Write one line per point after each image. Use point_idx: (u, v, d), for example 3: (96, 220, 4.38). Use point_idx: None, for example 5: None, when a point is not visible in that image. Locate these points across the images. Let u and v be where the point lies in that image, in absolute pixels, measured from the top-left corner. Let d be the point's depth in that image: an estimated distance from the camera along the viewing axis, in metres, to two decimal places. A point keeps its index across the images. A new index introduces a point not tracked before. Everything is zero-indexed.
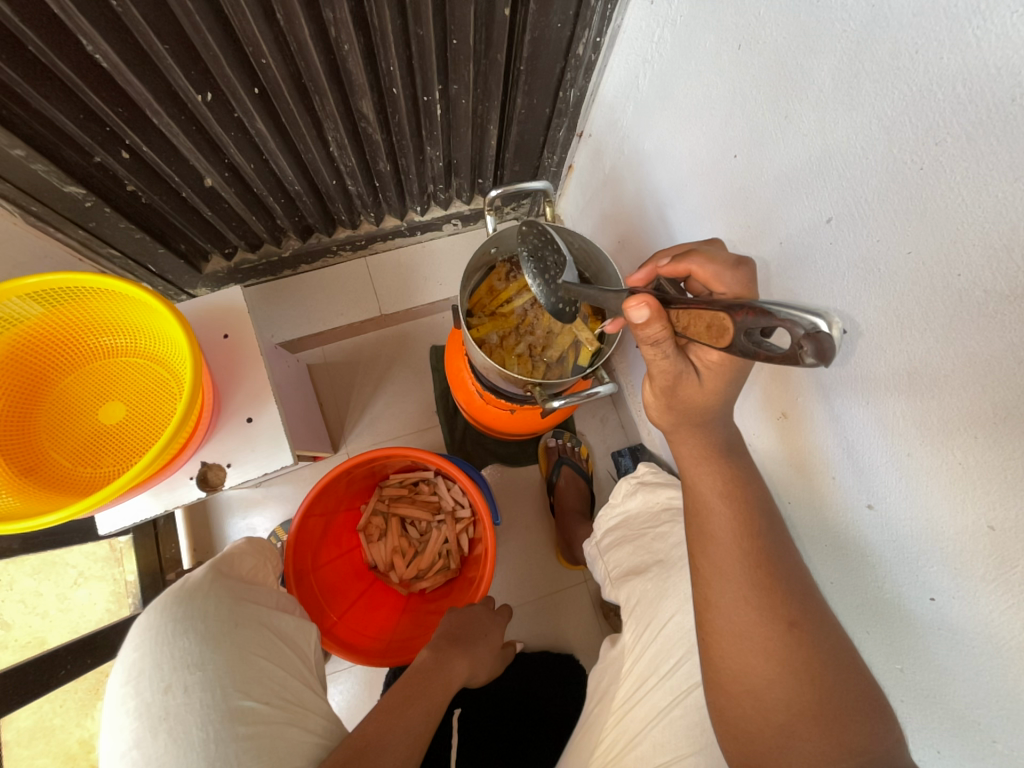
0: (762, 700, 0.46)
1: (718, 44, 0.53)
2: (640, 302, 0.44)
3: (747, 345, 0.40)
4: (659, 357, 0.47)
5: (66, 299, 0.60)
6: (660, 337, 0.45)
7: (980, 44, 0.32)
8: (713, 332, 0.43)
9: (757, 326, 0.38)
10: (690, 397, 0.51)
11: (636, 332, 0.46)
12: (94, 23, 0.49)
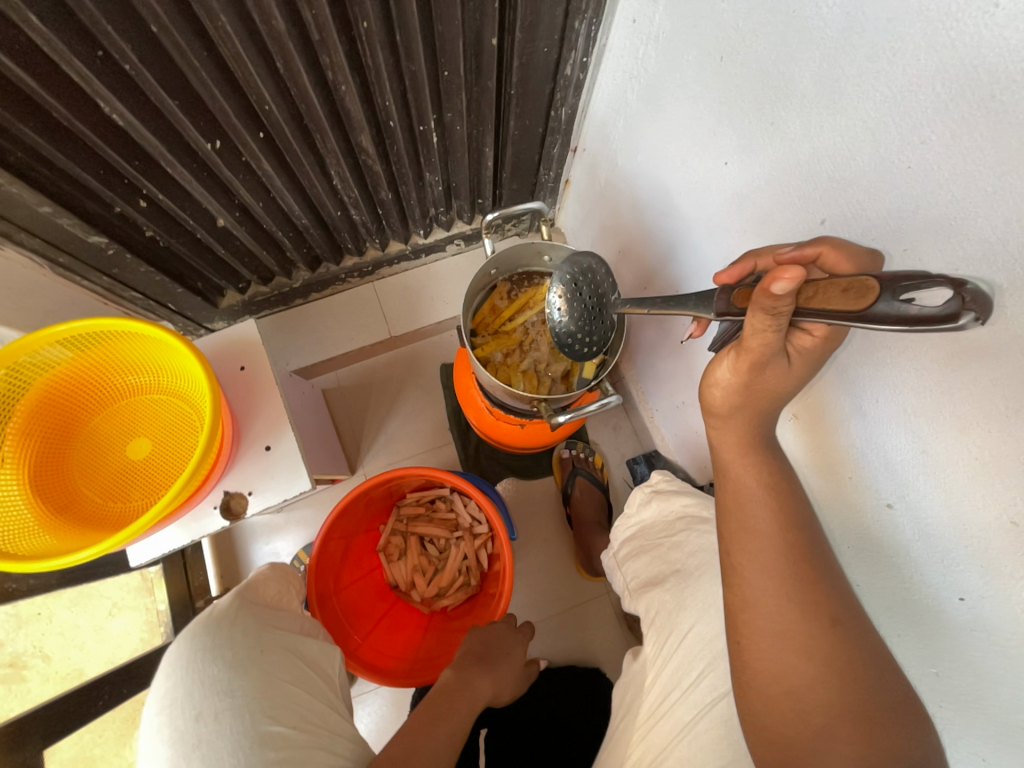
0: (802, 702, 0.44)
1: (700, 57, 0.55)
2: (791, 268, 0.36)
3: (892, 305, 0.34)
4: (767, 330, 0.42)
5: (93, 343, 0.64)
6: (779, 306, 0.39)
7: (955, 44, 0.32)
8: (849, 295, 0.36)
9: (910, 282, 0.34)
10: (771, 383, 0.48)
11: (756, 296, 0.40)
12: (109, 86, 0.53)
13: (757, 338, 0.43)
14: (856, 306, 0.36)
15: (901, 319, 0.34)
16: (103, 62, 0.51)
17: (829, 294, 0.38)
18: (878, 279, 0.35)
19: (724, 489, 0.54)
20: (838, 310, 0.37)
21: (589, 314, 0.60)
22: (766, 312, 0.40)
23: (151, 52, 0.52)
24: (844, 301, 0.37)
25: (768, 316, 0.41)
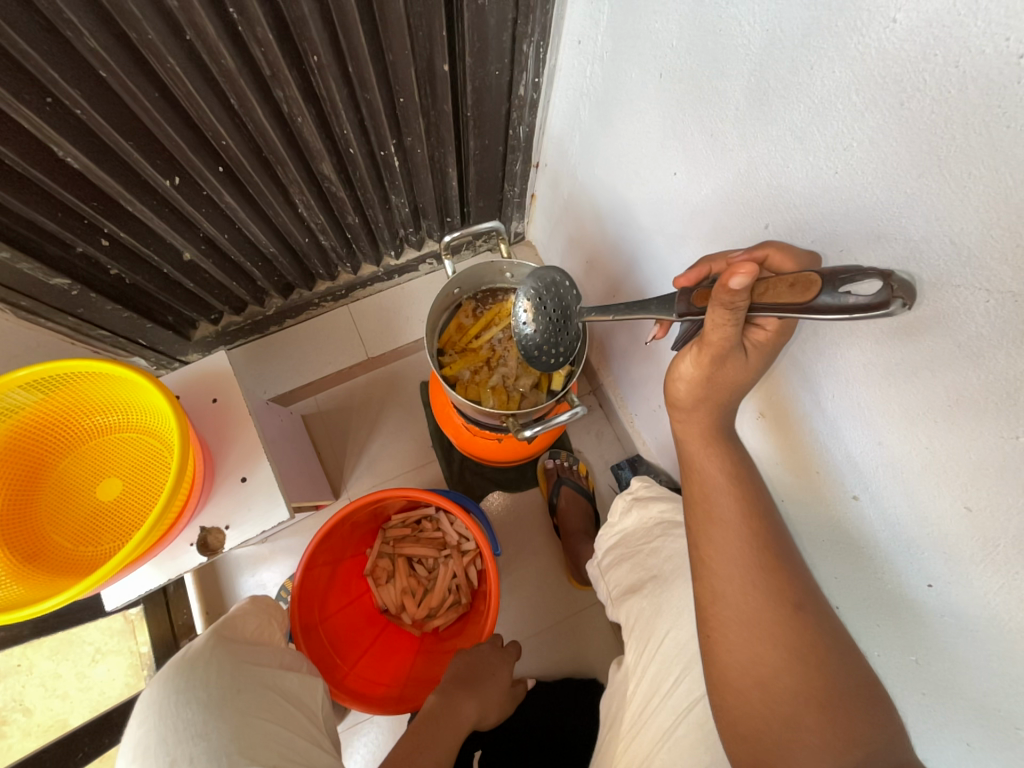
0: (769, 690, 0.46)
1: (643, 75, 0.57)
2: (744, 264, 0.37)
3: (834, 297, 0.35)
4: (727, 324, 0.43)
5: (57, 385, 0.63)
6: (737, 300, 0.40)
7: (863, 56, 0.34)
8: (795, 290, 0.37)
9: (846, 276, 0.35)
10: (731, 376, 0.49)
11: (716, 289, 0.40)
12: (60, 131, 0.53)
13: (717, 332, 0.44)
14: (802, 299, 0.37)
15: (842, 310, 0.35)
16: (52, 109, 0.52)
17: (778, 290, 0.39)
18: (820, 275, 0.37)
19: (690, 483, 0.56)
20: (787, 304, 0.38)
21: (554, 323, 0.61)
22: (726, 306, 0.41)
23: (101, 95, 0.53)
24: (791, 296, 0.38)
25: (727, 311, 0.42)
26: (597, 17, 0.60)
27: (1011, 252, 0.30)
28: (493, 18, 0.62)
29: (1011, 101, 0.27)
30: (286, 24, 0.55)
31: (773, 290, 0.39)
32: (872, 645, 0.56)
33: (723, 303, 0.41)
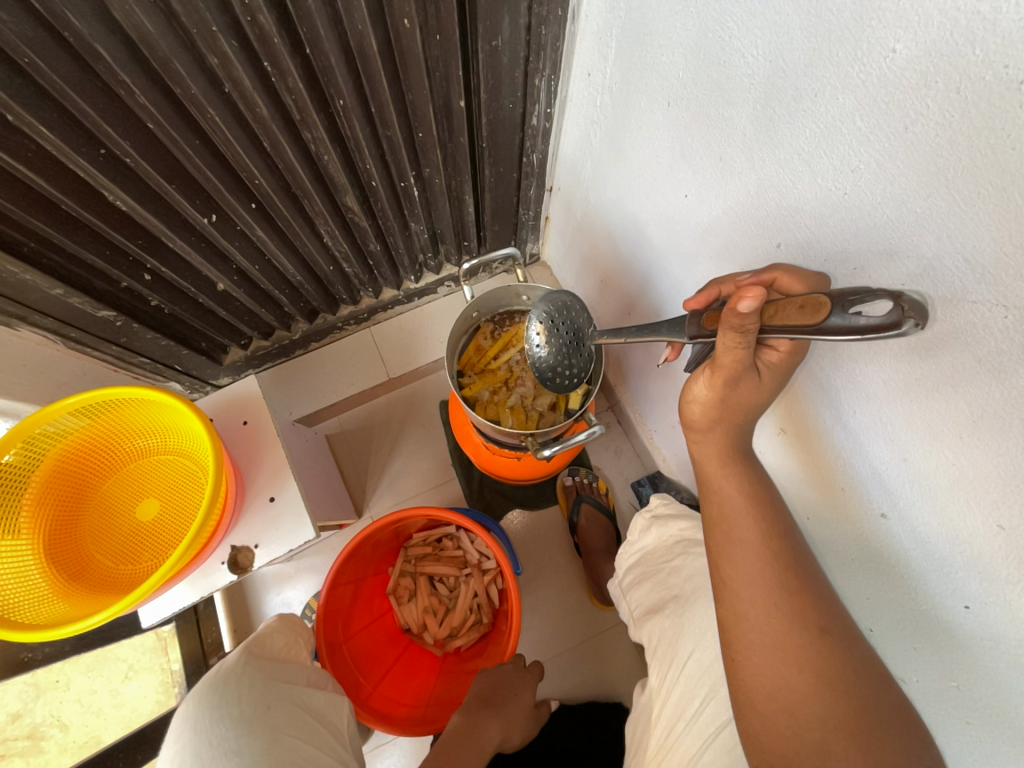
0: (797, 716, 0.45)
1: (651, 103, 0.59)
2: (751, 288, 0.39)
3: (845, 318, 0.36)
4: (738, 347, 0.44)
5: (103, 411, 0.67)
6: (747, 323, 0.41)
7: (866, 84, 0.35)
8: (805, 311, 0.38)
9: (856, 297, 0.36)
10: (745, 395, 0.50)
11: (725, 314, 0.41)
12: (112, 178, 0.58)
13: (729, 354, 0.45)
14: (812, 320, 0.37)
15: (852, 331, 0.35)
16: (105, 158, 0.57)
17: (787, 311, 0.39)
18: (829, 296, 0.37)
19: (709, 502, 0.55)
20: (797, 325, 0.38)
21: (568, 346, 0.62)
22: (736, 330, 0.42)
23: (147, 144, 0.57)
24: (801, 317, 0.38)
25: (738, 334, 0.42)
26: (605, 51, 0.63)
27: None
28: (506, 55, 0.65)
29: (1014, 126, 0.28)
30: (315, 73, 0.59)
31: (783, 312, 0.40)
32: (909, 669, 0.54)
33: (736, 326, 0.42)
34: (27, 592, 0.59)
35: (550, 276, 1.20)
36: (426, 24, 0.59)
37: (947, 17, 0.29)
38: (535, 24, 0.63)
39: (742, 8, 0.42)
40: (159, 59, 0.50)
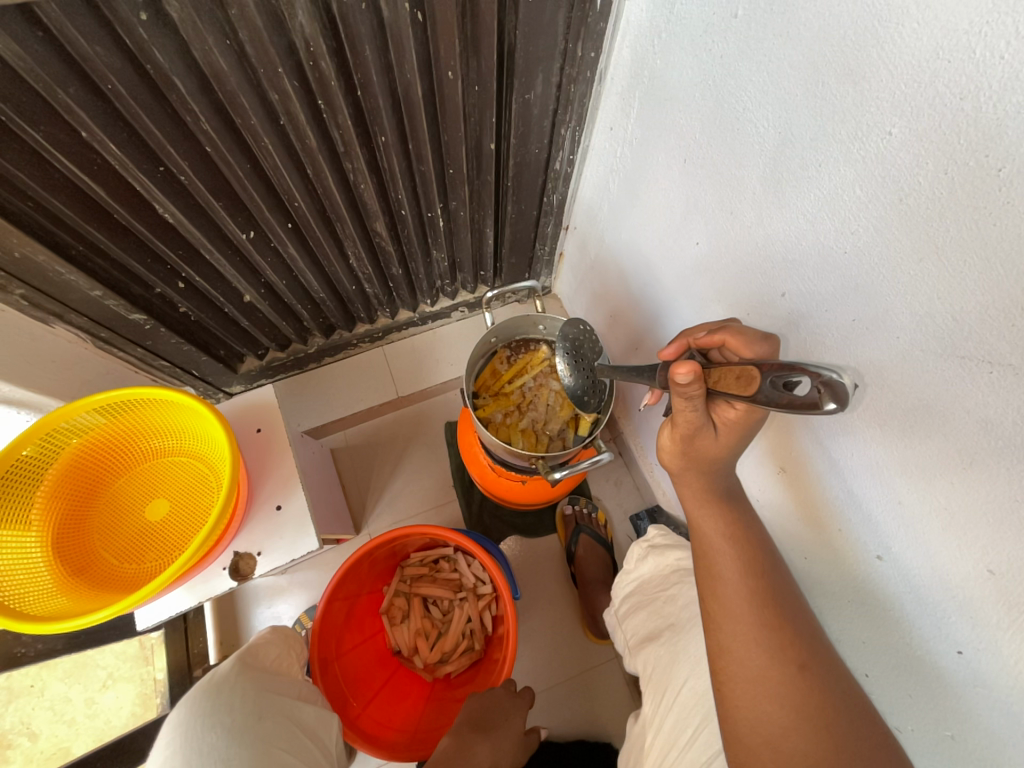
0: (780, 750, 0.45)
1: (668, 159, 0.64)
2: (686, 361, 0.46)
3: (771, 392, 0.43)
4: (689, 409, 0.50)
5: (125, 410, 0.68)
6: (692, 392, 0.48)
7: (865, 159, 0.40)
8: (740, 381, 0.46)
9: (782, 375, 0.42)
10: (705, 448, 0.54)
11: (671, 385, 0.49)
12: (165, 192, 0.62)
13: (682, 414, 0.51)
14: (746, 390, 0.45)
15: (779, 402, 0.42)
16: (162, 176, 0.61)
17: (728, 379, 0.47)
18: (758, 370, 0.44)
19: (694, 541, 0.57)
20: (735, 392, 0.47)
21: (588, 376, 0.66)
22: (683, 398, 0.49)
23: (202, 165, 0.62)
24: (737, 387, 0.46)
25: (687, 400, 0.49)
26: (628, 111, 0.69)
27: (1006, 332, 0.34)
28: (537, 107, 0.71)
29: (995, 205, 0.32)
30: (362, 113, 0.65)
31: (724, 379, 0.48)
32: (904, 717, 0.54)
33: (684, 393, 0.48)
34: (30, 584, 0.60)
35: (561, 308, 1.25)
36: (467, 77, 0.65)
37: (935, 110, 0.34)
38: (565, 82, 0.69)
39: (756, 87, 0.47)
40: (227, 92, 0.55)
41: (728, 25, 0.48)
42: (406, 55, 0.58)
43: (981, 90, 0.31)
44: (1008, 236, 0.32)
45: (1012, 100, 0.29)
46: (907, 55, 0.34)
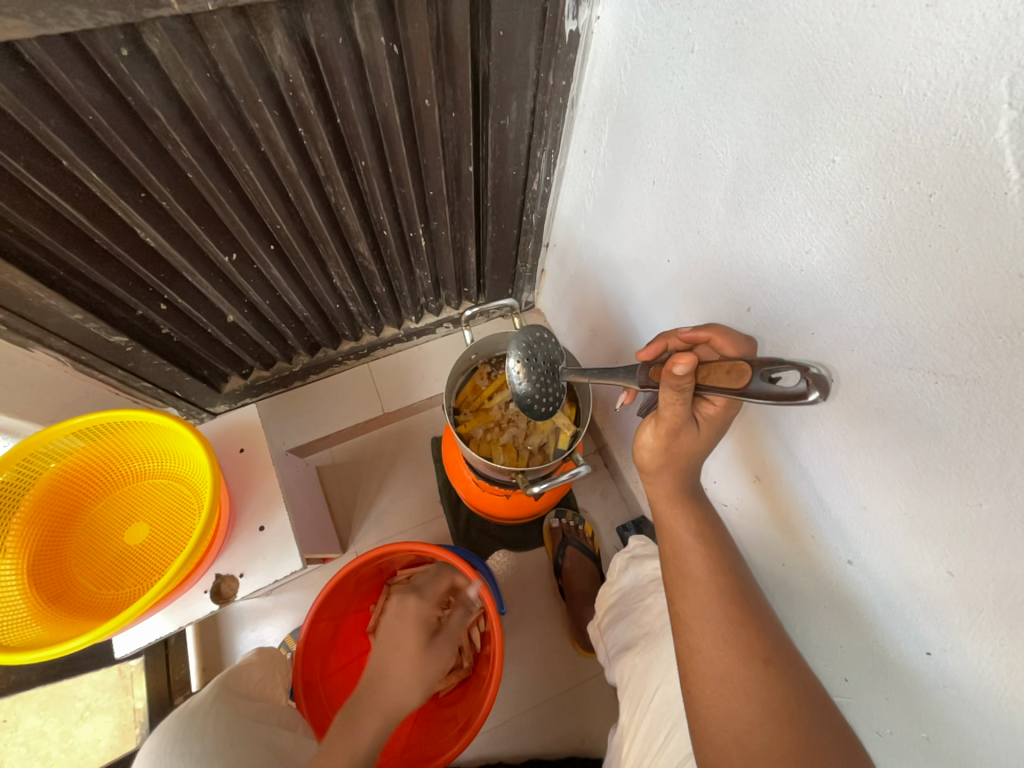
0: (747, 747, 0.46)
1: (639, 182, 0.67)
2: (685, 354, 0.46)
3: (763, 386, 0.43)
4: (677, 403, 0.50)
5: (104, 433, 0.68)
6: (684, 383, 0.48)
7: (814, 183, 0.42)
8: (732, 375, 0.46)
9: (771, 368, 0.43)
10: (686, 445, 0.55)
11: (663, 376, 0.48)
12: (147, 217, 0.63)
13: (669, 408, 0.51)
14: (737, 384, 0.45)
15: (768, 394, 0.43)
16: (144, 201, 0.62)
17: (717, 373, 0.47)
18: (750, 365, 0.45)
19: (665, 541, 0.59)
20: (725, 385, 0.46)
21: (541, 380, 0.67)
22: (675, 390, 0.49)
23: (184, 190, 0.63)
24: (727, 382, 0.46)
25: (676, 392, 0.49)
26: (599, 134, 0.71)
27: (947, 344, 0.36)
28: (512, 132, 0.73)
29: (930, 227, 0.34)
30: (343, 139, 0.66)
31: (712, 372, 0.47)
32: (884, 721, 0.55)
33: (676, 384, 0.48)
34: (4, 613, 0.59)
35: (545, 323, 1.27)
36: (443, 105, 0.67)
37: (872, 140, 0.36)
38: (539, 108, 0.72)
39: (714, 116, 0.50)
40: (207, 121, 0.56)
41: (686, 59, 0.50)
42: (384, 84, 0.60)
43: (910, 123, 0.33)
44: (942, 255, 0.34)
45: (938, 132, 0.32)
46: (844, 89, 0.37)
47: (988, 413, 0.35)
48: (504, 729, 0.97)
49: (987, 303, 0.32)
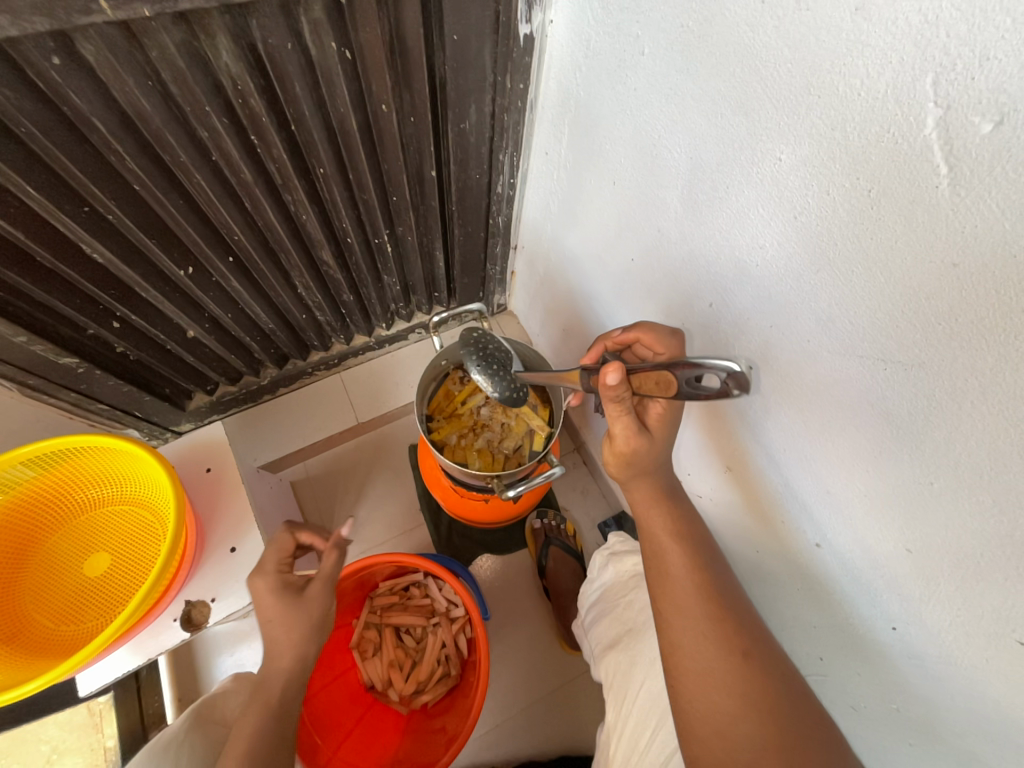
0: (728, 739, 0.47)
1: (599, 181, 0.67)
2: (611, 364, 0.49)
3: (689, 391, 0.45)
4: (621, 414, 0.53)
5: (56, 461, 0.64)
6: (621, 395, 0.52)
7: (764, 181, 0.43)
8: (660, 386, 0.48)
9: (692, 373, 0.44)
10: (648, 449, 0.56)
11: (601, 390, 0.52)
12: (92, 232, 0.60)
13: (617, 421, 0.54)
14: (669, 393, 0.48)
15: (699, 395, 0.45)
16: (88, 215, 0.59)
17: (648, 383, 0.50)
18: (671, 375, 0.46)
19: (643, 540, 0.59)
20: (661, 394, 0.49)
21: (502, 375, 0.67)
22: (616, 403, 0.52)
23: (131, 203, 0.60)
24: (658, 391, 0.49)
25: (618, 404, 0.53)
26: (560, 136, 0.72)
27: (893, 332, 0.37)
28: (473, 135, 0.73)
29: (870, 220, 0.36)
30: (299, 146, 0.65)
31: (644, 382, 0.50)
32: (857, 696, 0.57)
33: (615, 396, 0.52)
34: None
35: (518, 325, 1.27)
36: (401, 109, 0.66)
37: (815, 138, 0.37)
38: (498, 112, 0.72)
39: (666, 118, 0.51)
40: (152, 131, 0.54)
41: (637, 61, 0.51)
42: (338, 90, 0.59)
43: (847, 121, 0.35)
44: (883, 247, 0.36)
45: (873, 130, 0.33)
46: (786, 90, 0.38)
47: (933, 395, 0.36)
48: (495, 734, 0.97)
49: (926, 290, 0.34)
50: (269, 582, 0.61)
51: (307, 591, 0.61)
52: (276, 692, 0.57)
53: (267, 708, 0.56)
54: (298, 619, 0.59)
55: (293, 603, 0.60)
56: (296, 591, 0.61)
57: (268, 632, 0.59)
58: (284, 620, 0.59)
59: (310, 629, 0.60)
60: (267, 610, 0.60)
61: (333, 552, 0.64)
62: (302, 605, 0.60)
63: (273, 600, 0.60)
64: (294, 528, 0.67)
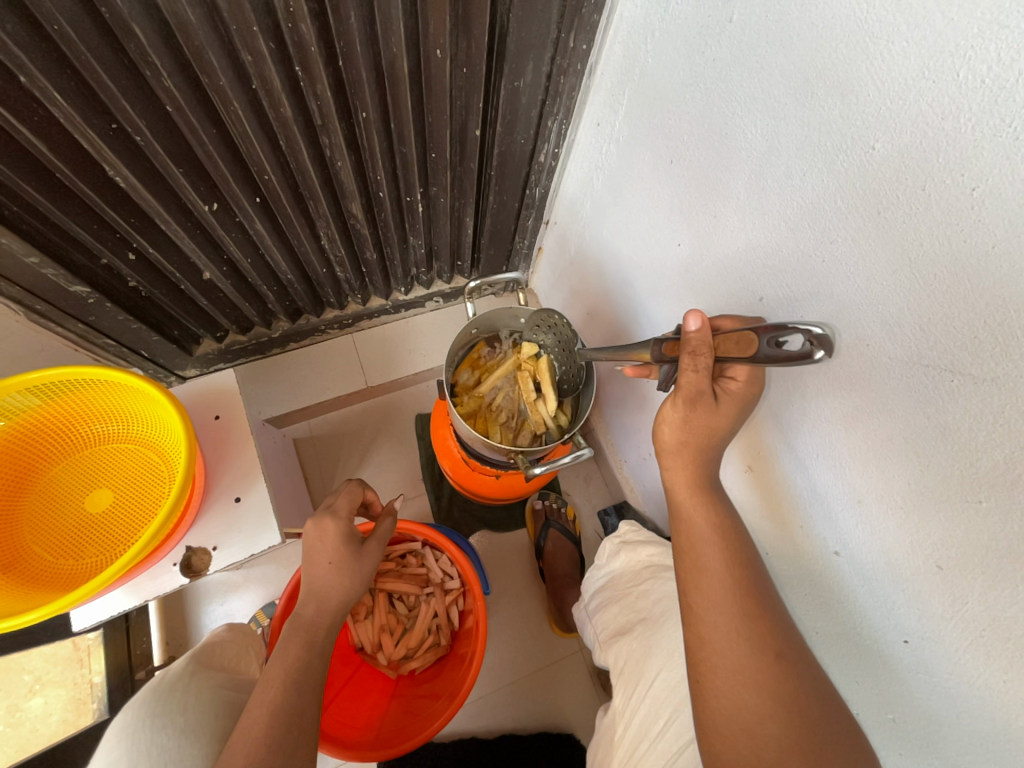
0: (755, 737, 0.47)
1: (654, 159, 0.65)
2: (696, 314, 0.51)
3: (768, 351, 0.45)
4: (695, 369, 0.51)
5: (63, 391, 0.62)
6: (699, 348, 0.51)
7: (847, 171, 0.41)
8: (739, 345, 0.48)
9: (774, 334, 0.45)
10: (707, 421, 0.53)
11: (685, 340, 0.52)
12: (118, 154, 0.56)
13: (685, 376, 0.52)
14: (746, 352, 0.47)
15: (776, 357, 0.45)
16: (115, 134, 0.55)
17: (728, 344, 0.50)
18: (754, 335, 0.46)
19: (680, 529, 0.57)
20: (736, 355, 0.49)
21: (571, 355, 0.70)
22: (694, 354, 0.51)
23: (162, 126, 0.57)
24: (736, 351, 0.48)
25: (693, 359, 0.51)
26: (616, 107, 0.68)
27: (969, 343, 0.36)
28: (525, 96, 0.70)
29: (967, 223, 0.34)
30: (343, 84, 0.61)
31: (724, 345, 0.50)
32: (853, 701, 0.58)
33: (689, 350, 0.51)
34: None
35: (538, 305, 1.25)
36: (455, 56, 0.62)
37: (918, 128, 0.35)
38: (555, 73, 0.69)
39: (745, 93, 0.48)
40: (193, 48, 0.50)
41: (722, 28, 0.48)
42: (393, 26, 0.55)
43: (961, 112, 0.32)
44: (976, 252, 0.34)
45: (989, 124, 0.31)
46: (895, 72, 0.35)
47: (1001, 414, 0.35)
48: (481, 705, 0.99)
49: (1016, 302, 0.32)
50: (341, 525, 0.62)
51: (368, 545, 0.63)
52: (319, 632, 0.57)
53: (310, 646, 0.56)
54: (357, 567, 0.61)
55: (355, 554, 0.62)
56: (359, 543, 0.63)
57: (322, 574, 0.59)
58: (342, 567, 0.60)
59: (359, 580, 0.61)
60: (332, 551, 0.60)
61: (390, 517, 0.69)
62: (361, 557, 0.62)
63: (340, 544, 0.61)
64: (364, 488, 0.70)
